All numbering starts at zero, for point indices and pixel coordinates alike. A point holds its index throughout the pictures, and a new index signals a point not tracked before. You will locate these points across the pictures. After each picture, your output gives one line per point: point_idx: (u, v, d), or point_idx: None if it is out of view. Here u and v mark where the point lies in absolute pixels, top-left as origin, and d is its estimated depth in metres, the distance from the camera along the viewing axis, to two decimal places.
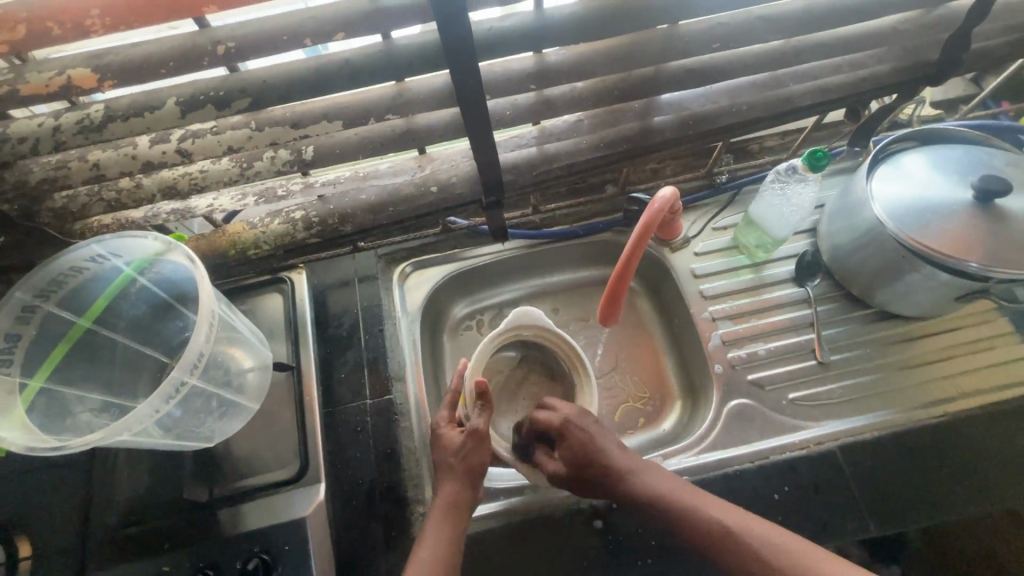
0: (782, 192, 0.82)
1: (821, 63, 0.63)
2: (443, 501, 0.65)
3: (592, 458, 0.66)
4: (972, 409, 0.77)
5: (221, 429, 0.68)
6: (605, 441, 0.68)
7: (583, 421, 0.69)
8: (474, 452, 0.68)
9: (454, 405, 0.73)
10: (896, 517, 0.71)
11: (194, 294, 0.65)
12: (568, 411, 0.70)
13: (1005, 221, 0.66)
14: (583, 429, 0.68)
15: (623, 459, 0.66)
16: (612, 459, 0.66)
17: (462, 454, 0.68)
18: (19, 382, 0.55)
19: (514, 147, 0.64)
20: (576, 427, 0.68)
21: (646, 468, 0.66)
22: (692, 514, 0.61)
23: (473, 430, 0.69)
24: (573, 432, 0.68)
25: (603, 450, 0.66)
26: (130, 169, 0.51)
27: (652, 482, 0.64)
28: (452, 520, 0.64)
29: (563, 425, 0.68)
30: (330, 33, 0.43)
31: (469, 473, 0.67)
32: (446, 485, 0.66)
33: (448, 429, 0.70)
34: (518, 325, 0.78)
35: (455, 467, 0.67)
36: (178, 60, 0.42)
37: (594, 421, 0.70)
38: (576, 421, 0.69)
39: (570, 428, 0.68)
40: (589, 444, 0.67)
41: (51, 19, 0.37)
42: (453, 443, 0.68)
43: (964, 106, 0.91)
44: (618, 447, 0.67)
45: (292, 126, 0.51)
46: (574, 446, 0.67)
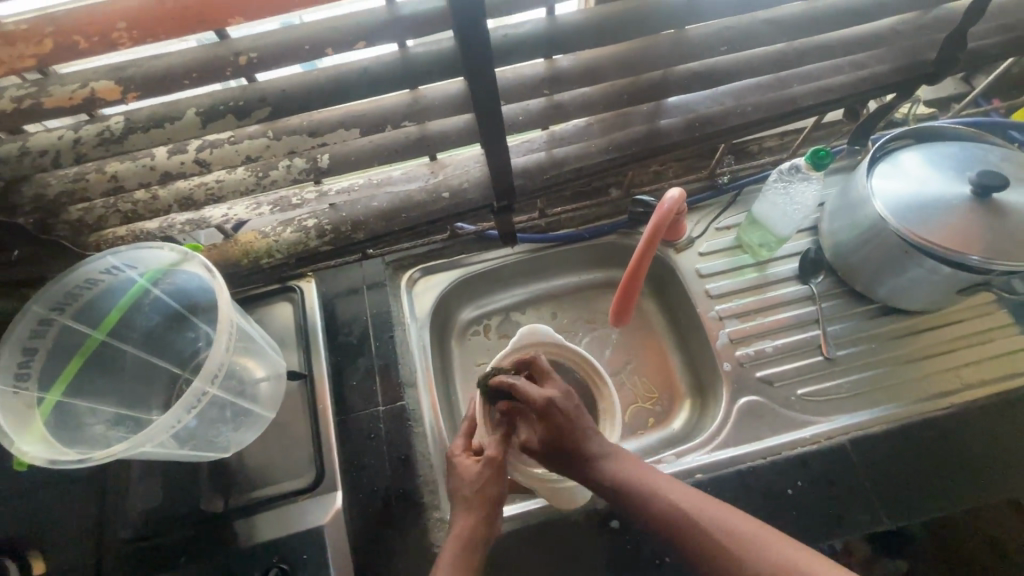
0: (785, 192, 0.83)
1: (822, 64, 0.65)
2: (460, 534, 0.64)
3: (565, 440, 0.65)
4: (978, 401, 0.79)
5: (237, 439, 0.68)
6: (582, 426, 0.66)
7: (568, 406, 0.66)
8: (492, 482, 0.66)
9: (470, 433, 0.73)
10: (907, 509, 0.72)
11: (208, 303, 0.65)
12: (552, 393, 0.67)
13: (1002, 214, 0.68)
14: (565, 414, 0.66)
15: (595, 444, 0.66)
16: (583, 444, 0.65)
17: (479, 483, 0.66)
18: (37, 395, 0.55)
19: (525, 151, 0.66)
20: (559, 411, 0.66)
21: (615, 455, 0.66)
22: (652, 500, 0.62)
23: (488, 459, 0.67)
24: (554, 415, 0.66)
25: (579, 435, 0.66)
26: (148, 179, 0.51)
27: (619, 469, 0.64)
28: (469, 552, 0.63)
29: (546, 405, 0.66)
30: (351, 41, 0.43)
31: (487, 503, 0.66)
32: (461, 516, 0.65)
33: (463, 458, 0.69)
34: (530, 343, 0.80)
35: (470, 498, 0.66)
36: (200, 71, 0.43)
37: (577, 406, 0.68)
38: (562, 407, 0.66)
39: (552, 412, 0.66)
40: (566, 429, 0.65)
41: (78, 32, 0.37)
42: (469, 472, 0.67)
43: (956, 104, 0.93)
44: (594, 433, 0.67)
45: (310, 135, 0.51)
46: (551, 426, 0.66)
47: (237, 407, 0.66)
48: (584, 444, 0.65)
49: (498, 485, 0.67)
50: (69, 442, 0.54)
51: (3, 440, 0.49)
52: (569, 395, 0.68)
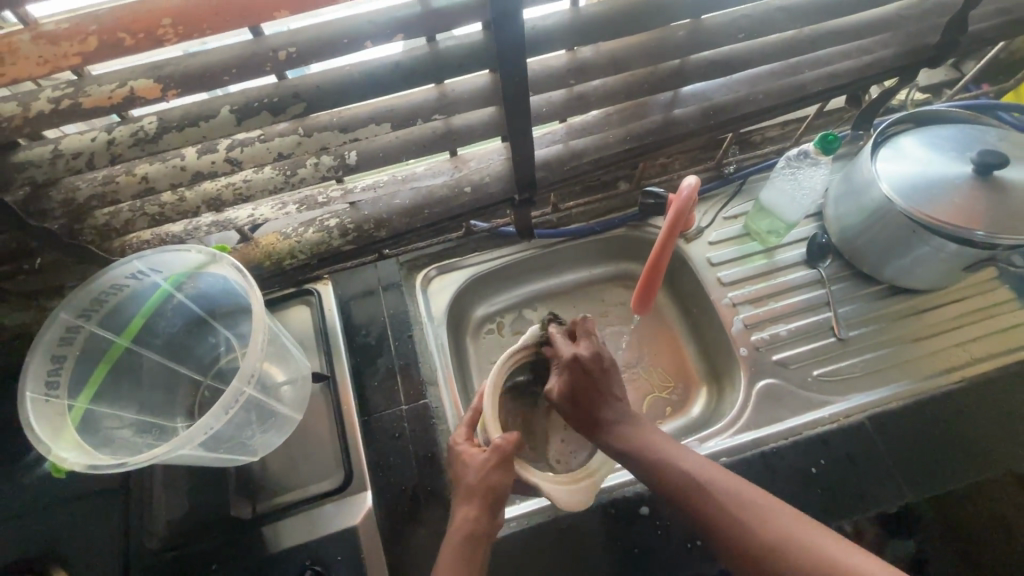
0: (793, 177, 0.87)
1: (831, 50, 0.67)
2: (462, 526, 0.63)
3: (581, 399, 0.64)
4: (986, 372, 0.81)
5: (263, 442, 0.68)
6: (601, 391, 0.65)
7: (592, 367, 0.65)
8: (497, 472, 0.64)
9: (473, 426, 0.70)
10: (926, 483, 0.74)
11: (233, 306, 0.65)
12: (582, 352, 0.66)
13: (1005, 191, 0.70)
14: (589, 374, 0.65)
15: (610, 410, 0.64)
16: (598, 406, 0.64)
17: (482, 471, 0.64)
18: (67, 403, 0.54)
19: (547, 143, 0.66)
20: (581, 370, 0.65)
21: (633, 424, 0.64)
22: (667, 469, 0.59)
23: (494, 447, 0.65)
24: (573, 372, 0.65)
25: (596, 398, 0.65)
26: (179, 180, 0.51)
27: (636, 435, 0.63)
28: (471, 545, 0.62)
29: (570, 360, 0.65)
30: (390, 34, 0.45)
31: (490, 492, 0.64)
32: (464, 506, 0.64)
33: (467, 446, 0.67)
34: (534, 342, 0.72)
35: (473, 487, 0.64)
36: (240, 67, 0.44)
37: (603, 370, 0.66)
38: (586, 365, 0.65)
39: (574, 369, 0.65)
40: (588, 388, 0.65)
41: (123, 30, 0.39)
42: (474, 461, 0.65)
43: (949, 90, 0.96)
44: (612, 400, 0.65)
45: (341, 131, 0.52)
46: (570, 383, 0.65)
47: (267, 411, 0.65)
48: (599, 407, 0.64)
49: (502, 475, 0.64)
50: (103, 449, 0.53)
51: (40, 447, 0.49)
52: (599, 358, 0.66)
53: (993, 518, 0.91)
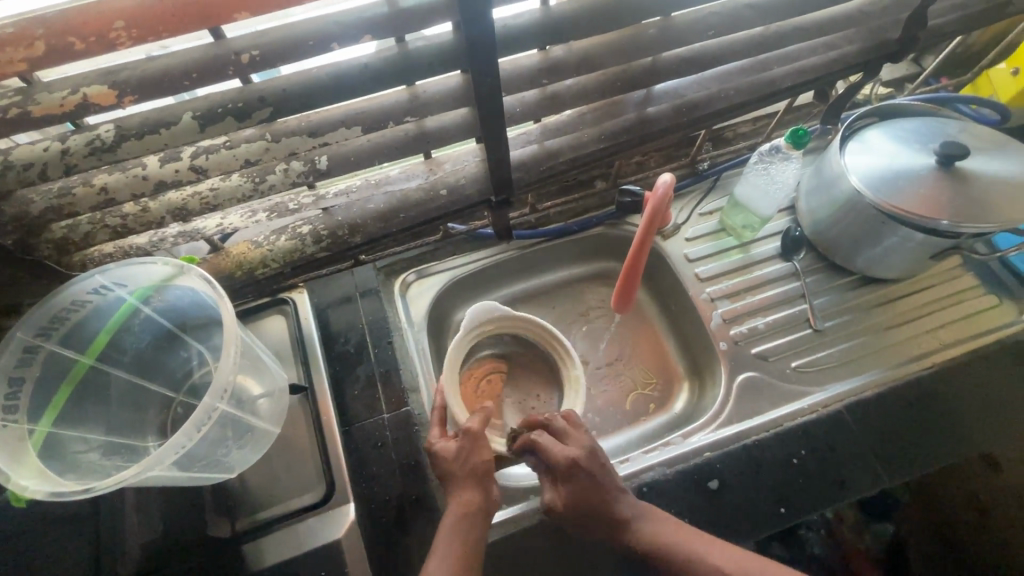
0: (766, 173, 0.88)
1: (798, 46, 0.68)
2: (455, 509, 0.63)
3: (589, 506, 0.63)
4: (957, 357, 0.83)
5: (240, 458, 0.65)
6: (608, 488, 0.64)
7: (591, 466, 0.65)
8: (474, 454, 0.66)
9: (443, 422, 0.69)
10: (903, 468, 0.75)
11: (204, 319, 0.63)
12: (576, 452, 0.65)
13: (967, 180, 0.72)
14: (590, 473, 0.64)
15: (625, 508, 0.64)
16: (609, 508, 0.64)
17: (463, 457, 0.65)
18: (27, 426, 0.51)
19: (522, 143, 0.66)
20: (582, 472, 0.64)
21: (647, 518, 0.65)
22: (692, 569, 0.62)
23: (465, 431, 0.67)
24: (573, 478, 0.64)
25: (605, 497, 0.64)
26: (141, 190, 0.49)
27: (657, 531, 0.64)
28: (468, 524, 0.62)
29: (569, 465, 0.64)
30: (358, 34, 0.44)
31: (473, 474, 0.65)
32: (456, 492, 0.64)
33: (441, 441, 0.66)
34: (484, 322, 0.79)
35: (457, 474, 0.64)
36: (201, 71, 0.43)
37: (602, 463, 0.66)
38: (583, 464, 0.64)
39: (575, 473, 0.64)
40: (593, 491, 0.64)
41: (73, 33, 0.38)
42: (450, 452, 0.65)
43: (911, 84, 0.99)
44: (620, 495, 0.65)
45: (310, 135, 0.50)
46: (574, 490, 0.64)
47: (243, 426, 0.63)
48: (610, 505, 0.64)
49: (480, 456, 0.66)
50: (68, 474, 0.51)
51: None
52: (594, 454, 0.66)
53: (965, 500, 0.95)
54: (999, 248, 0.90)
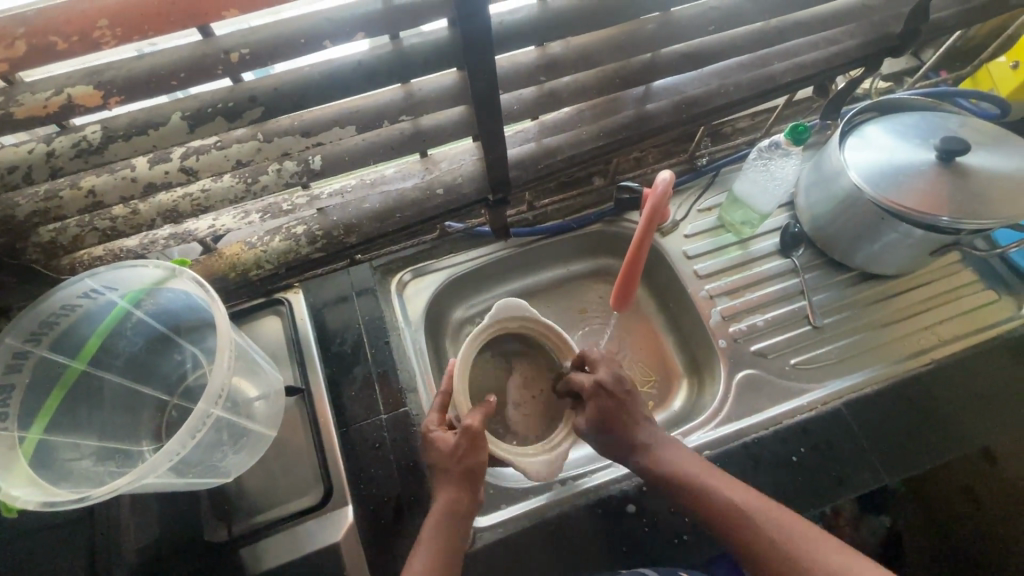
0: (766, 169, 0.88)
1: (799, 41, 0.67)
2: (441, 505, 0.64)
3: (611, 426, 0.66)
4: (956, 353, 0.83)
5: (237, 462, 0.64)
6: (630, 414, 0.67)
7: (615, 390, 0.67)
8: (469, 454, 0.63)
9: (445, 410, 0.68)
10: (903, 464, 0.75)
11: (197, 322, 0.62)
12: (603, 377, 0.67)
13: (967, 175, 0.72)
14: (614, 397, 0.67)
15: (643, 432, 0.67)
16: (631, 430, 0.67)
17: (455, 454, 0.64)
18: (18, 434, 0.51)
19: (520, 141, 0.65)
20: (605, 394, 0.67)
21: (665, 445, 0.67)
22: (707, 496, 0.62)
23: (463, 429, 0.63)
24: (599, 399, 0.67)
25: (626, 421, 0.67)
26: (129, 192, 0.48)
27: (672, 460, 0.66)
28: (452, 521, 0.63)
29: (594, 388, 0.66)
30: (351, 33, 0.43)
31: (464, 474, 0.64)
32: (444, 489, 0.64)
33: (439, 432, 0.66)
34: (501, 317, 0.71)
35: (449, 469, 0.64)
36: (189, 71, 0.42)
37: (626, 391, 0.68)
38: (610, 391, 0.67)
39: (600, 395, 0.66)
40: (616, 413, 0.67)
41: (56, 33, 0.37)
42: (447, 445, 0.64)
43: (910, 78, 0.98)
44: (641, 420, 0.68)
45: (303, 135, 0.49)
46: (598, 410, 0.66)
47: (238, 430, 0.62)
48: (630, 427, 0.67)
49: (475, 457, 0.64)
50: (62, 483, 0.50)
51: None
52: (620, 382, 0.68)
53: (952, 487, 0.98)
54: (999, 244, 0.90)
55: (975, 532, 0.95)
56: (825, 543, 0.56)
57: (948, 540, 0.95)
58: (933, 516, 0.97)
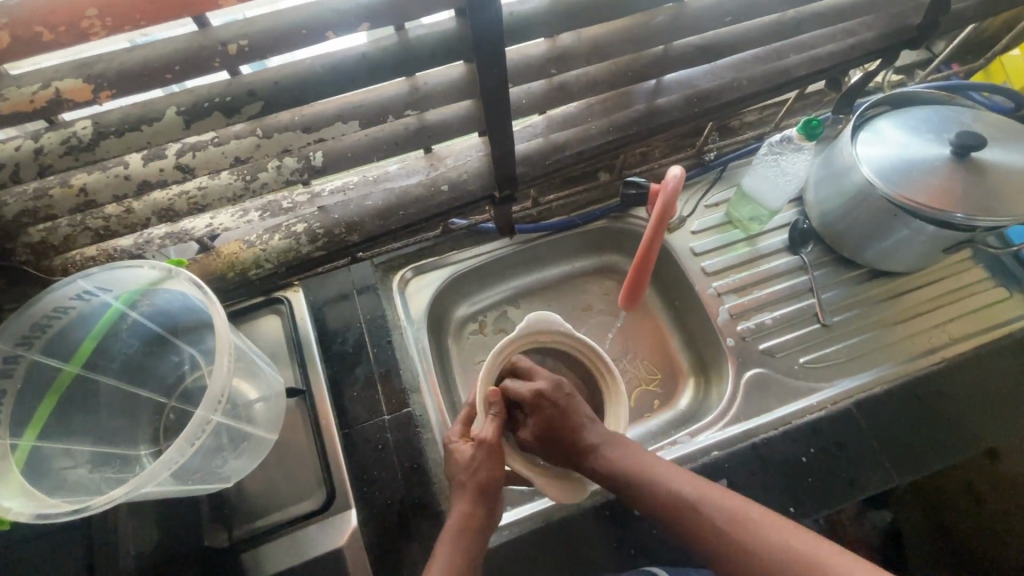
0: (776, 164, 0.86)
1: (814, 33, 0.66)
2: (455, 521, 0.63)
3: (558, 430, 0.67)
4: (967, 352, 0.82)
5: (238, 467, 0.63)
6: (572, 416, 0.68)
7: (556, 397, 0.68)
8: (485, 466, 0.64)
9: (468, 422, 0.70)
10: (912, 465, 0.75)
11: (195, 323, 0.60)
12: (543, 385, 0.68)
13: (981, 171, 0.70)
14: (555, 405, 0.67)
15: (589, 432, 0.67)
16: (579, 432, 0.67)
17: (472, 467, 0.64)
18: (10, 442, 0.49)
19: (528, 137, 0.63)
20: (549, 403, 0.67)
21: (610, 443, 0.67)
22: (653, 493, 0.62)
23: (482, 440, 0.65)
24: (543, 408, 0.67)
25: (572, 424, 0.67)
26: (123, 191, 0.47)
27: (617, 458, 0.65)
28: (465, 537, 0.62)
29: (536, 398, 0.67)
30: (355, 23, 0.41)
31: (480, 488, 0.63)
32: (458, 503, 0.64)
33: (459, 443, 0.67)
34: (531, 330, 0.74)
35: (465, 483, 0.64)
36: (184, 63, 0.40)
37: (568, 394, 0.69)
38: (550, 396, 0.68)
39: (542, 405, 0.67)
40: (559, 418, 0.67)
41: (41, 23, 0.35)
42: (464, 458, 0.65)
43: (921, 71, 0.97)
44: (585, 421, 0.68)
45: (304, 131, 0.47)
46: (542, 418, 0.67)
47: (239, 433, 0.60)
48: (579, 430, 0.67)
49: (492, 469, 0.64)
50: (56, 492, 0.48)
51: None
52: (560, 386, 0.69)
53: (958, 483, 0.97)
54: (1012, 242, 0.89)
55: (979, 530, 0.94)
56: (791, 531, 0.55)
57: (950, 537, 0.95)
58: (934, 512, 0.96)
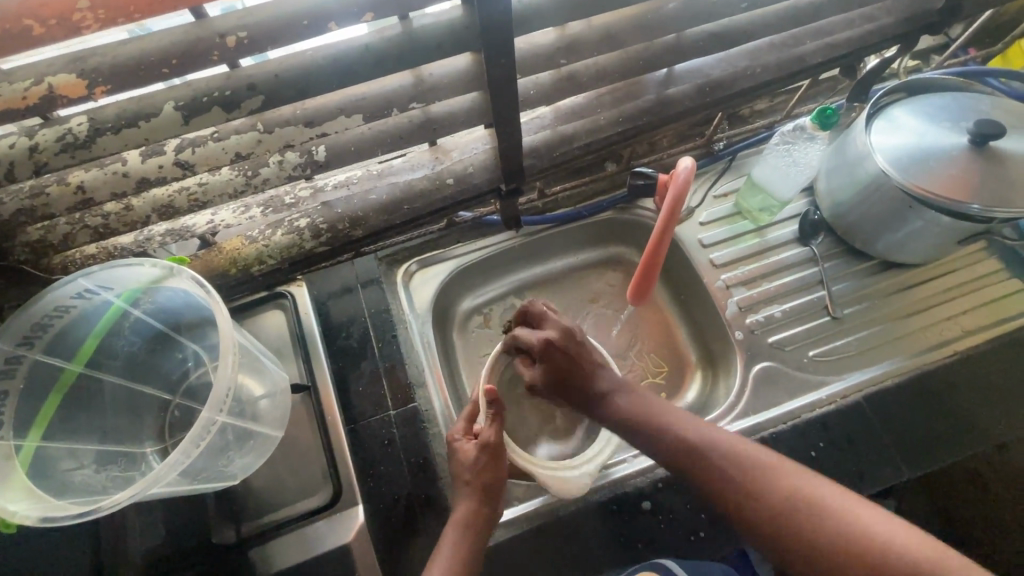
0: (788, 154, 0.84)
1: (831, 19, 0.64)
2: (457, 517, 0.63)
3: (568, 374, 0.70)
4: (979, 346, 0.81)
5: (244, 465, 0.62)
6: (585, 365, 0.70)
7: (565, 345, 0.70)
8: (490, 469, 0.66)
9: (472, 419, 0.70)
10: (923, 460, 0.74)
11: (198, 321, 0.59)
12: (551, 335, 0.70)
13: (1000, 160, 0.68)
14: (565, 353, 0.70)
15: (599, 381, 0.70)
16: (589, 379, 0.70)
17: (478, 467, 0.65)
18: (14, 443, 0.48)
19: (536, 128, 0.61)
20: (558, 351, 0.70)
21: (622, 393, 0.69)
22: (672, 443, 0.63)
23: (486, 443, 0.66)
24: (554, 356, 0.70)
25: (585, 372, 0.70)
26: (122, 188, 0.46)
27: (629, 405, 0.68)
28: (471, 533, 0.62)
29: (543, 347, 0.70)
30: (358, 13, 0.40)
31: (485, 486, 0.65)
32: (462, 501, 0.64)
33: (463, 441, 0.67)
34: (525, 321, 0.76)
35: (469, 482, 0.65)
36: (181, 57, 0.38)
37: (579, 343, 0.71)
38: (560, 347, 0.70)
39: (549, 352, 0.70)
40: (570, 367, 0.70)
41: (31, 16, 0.34)
42: (468, 458, 0.66)
43: (938, 56, 0.94)
44: (595, 371, 0.70)
45: (306, 125, 0.46)
46: (551, 365, 0.70)
47: (245, 432, 0.59)
48: (590, 379, 0.70)
49: (496, 471, 0.66)
50: (62, 493, 0.48)
51: None
52: (569, 333, 0.71)
53: (962, 473, 0.97)
54: None
55: (978, 519, 0.95)
56: (816, 481, 0.56)
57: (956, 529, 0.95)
58: (941, 501, 0.95)
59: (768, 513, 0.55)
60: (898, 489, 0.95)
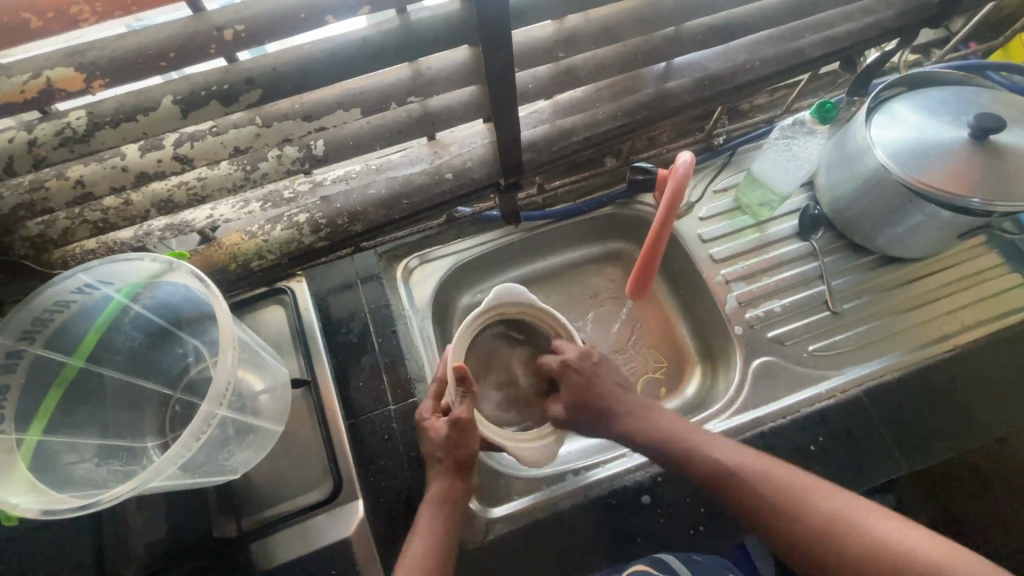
0: (788, 148, 0.84)
1: (830, 12, 0.63)
2: (432, 495, 0.64)
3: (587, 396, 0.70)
4: (979, 340, 0.81)
5: (245, 460, 0.62)
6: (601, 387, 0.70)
7: (581, 364, 0.71)
8: (460, 444, 0.65)
9: (440, 396, 0.69)
10: (922, 454, 0.74)
11: (198, 315, 0.59)
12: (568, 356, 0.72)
13: (1001, 154, 0.68)
14: (582, 373, 0.71)
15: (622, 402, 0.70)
16: (609, 399, 0.70)
17: (448, 445, 0.64)
18: (15, 437, 0.49)
19: (534, 123, 0.61)
20: (574, 371, 0.71)
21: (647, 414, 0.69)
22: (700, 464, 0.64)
23: (455, 420, 0.64)
24: (570, 376, 0.71)
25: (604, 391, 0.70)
26: (121, 182, 0.46)
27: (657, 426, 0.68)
28: (445, 509, 0.63)
29: (561, 366, 0.71)
30: (355, 7, 0.40)
31: (456, 462, 0.65)
32: (436, 479, 0.65)
33: (431, 420, 0.67)
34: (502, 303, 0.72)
35: (439, 459, 0.65)
36: (179, 51, 0.38)
37: (594, 364, 0.72)
38: (576, 364, 0.71)
39: (567, 373, 0.71)
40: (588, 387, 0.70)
41: (28, 9, 0.34)
42: (438, 436, 0.65)
43: (938, 50, 0.94)
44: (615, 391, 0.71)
45: (304, 119, 0.46)
46: (570, 387, 0.70)
47: (245, 426, 0.60)
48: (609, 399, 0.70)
49: (466, 447, 0.65)
50: (64, 487, 0.48)
51: None
52: (586, 355, 0.72)
53: (962, 468, 0.97)
54: None
55: (977, 513, 0.95)
56: (842, 497, 0.58)
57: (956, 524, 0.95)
58: (943, 496, 0.95)
59: (802, 533, 0.57)
60: (899, 485, 0.95)
